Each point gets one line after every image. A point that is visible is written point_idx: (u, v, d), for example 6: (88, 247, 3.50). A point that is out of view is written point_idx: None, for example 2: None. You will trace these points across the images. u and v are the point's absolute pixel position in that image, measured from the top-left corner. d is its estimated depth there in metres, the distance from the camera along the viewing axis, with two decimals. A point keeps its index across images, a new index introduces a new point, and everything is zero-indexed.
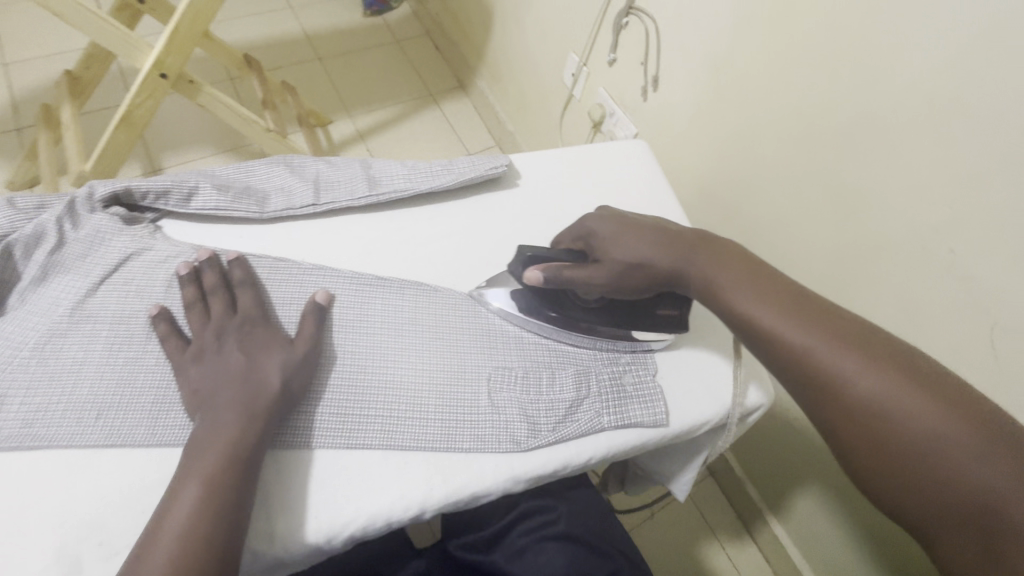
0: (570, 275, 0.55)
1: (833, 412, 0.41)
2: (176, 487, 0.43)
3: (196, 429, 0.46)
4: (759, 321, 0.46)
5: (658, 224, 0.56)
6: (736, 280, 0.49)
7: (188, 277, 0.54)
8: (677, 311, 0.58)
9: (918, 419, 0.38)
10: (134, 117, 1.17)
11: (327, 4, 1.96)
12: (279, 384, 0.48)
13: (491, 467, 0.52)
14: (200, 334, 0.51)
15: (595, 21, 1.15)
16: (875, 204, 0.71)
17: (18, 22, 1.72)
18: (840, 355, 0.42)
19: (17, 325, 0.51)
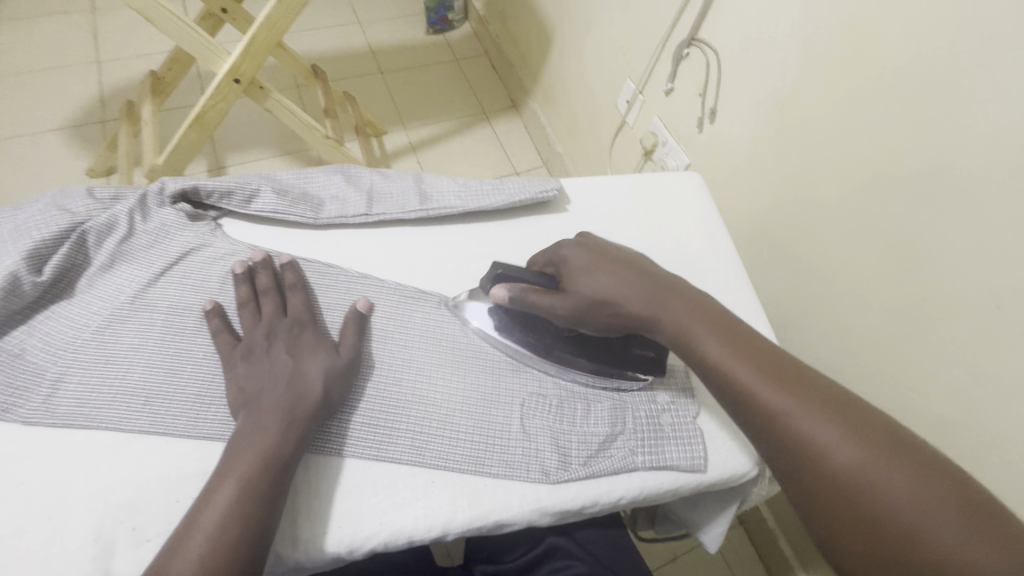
0: (536, 300, 0.53)
1: (816, 481, 0.40)
2: (213, 485, 0.43)
3: (240, 428, 0.47)
4: (736, 379, 0.45)
5: (630, 262, 0.54)
6: (709, 332, 0.48)
7: (242, 277, 0.55)
8: (654, 353, 0.57)
9: (899, 489, 0.38)
10: (207, 118, 1.24)
11: (393, 21, 2.04)
12: (320, 392, 0.49)
13: (517, 497, 0.50)
14: (250, 332, 0.53)
15: (655, 51, 1.15)
16: (946, 257, 0.67)
17: (116, 24, 1.87)
18: (821, 420, 0.41)
19: (82, 308, 0.54)
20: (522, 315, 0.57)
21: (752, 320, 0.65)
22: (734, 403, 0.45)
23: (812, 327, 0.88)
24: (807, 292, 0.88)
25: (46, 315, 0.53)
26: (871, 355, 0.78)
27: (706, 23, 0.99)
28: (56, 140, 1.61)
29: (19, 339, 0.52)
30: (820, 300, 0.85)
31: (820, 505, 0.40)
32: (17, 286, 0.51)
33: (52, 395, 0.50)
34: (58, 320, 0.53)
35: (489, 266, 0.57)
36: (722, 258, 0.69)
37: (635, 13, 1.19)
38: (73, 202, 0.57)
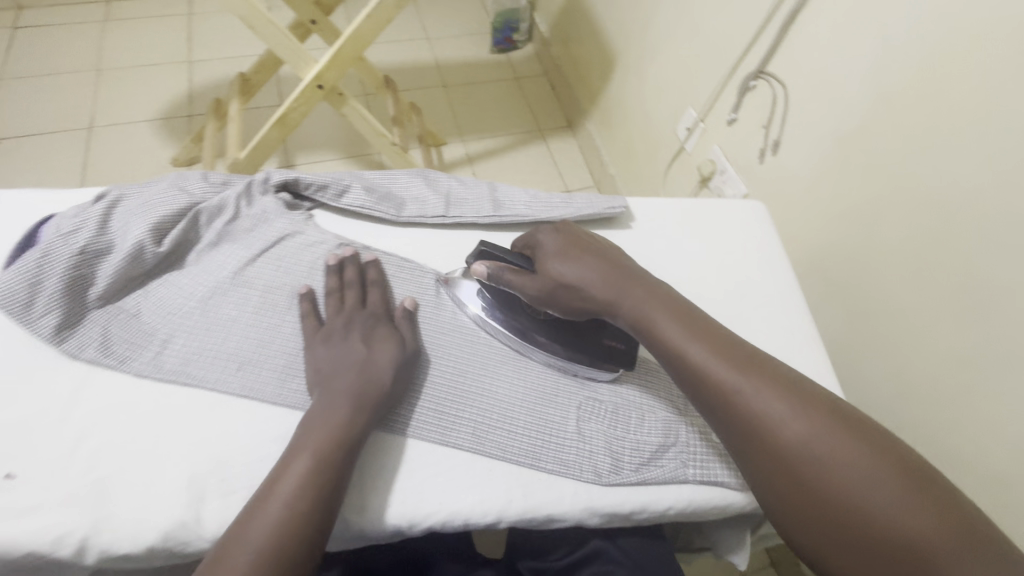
0: (510, 279, 0.58)
1: (768, 455, 0.47)
2: (290, 456, 0.48)
3: (314, 407, 0.51)
4: (696, 361, 0.51)
5: (594, 251, 0.59)
6: (669, 318, 0.54)
7: (333, 268, 0.60)
8: (622, 345, 0.59)
9: (835, 454, 0.45)
10: (289, 119, 1.34)
11: (460, 38, 2.13)
12: (389, 380, 0.53)
13: (570, 494, 0.53)
14: (332, 319, 0.57)
15: (721, 81, 1.17)
16: (1015, 305, 0.66)
17: (209, 28, 2.03)
18: (773, 404, 0.47)
19: (190, 279, 0.60)
20: (502, 295, 0.60)
21: (807, 348, 0.66)
22: (695, 388, 0.51)
23: (865, 367, 0.87)
24: (862, 331, 0.87)
25: (159, 282, 0.59)
26: (927, 400, 0.77)
27: (776, 57, 1.01)
28: (149, 131, 1.75)
29: (136, 302, 0.58)
30: (875, 339, 0.85)
31: (769, 476, 0.47)
32: (141, 254, 0.57)
33: (160, 352, 0.55)
34: (169, 287, 0.59)
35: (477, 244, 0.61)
36: (780, 286, 0.71)
37: (702, 44, 1.22)
38: (192, 184, 0.63)
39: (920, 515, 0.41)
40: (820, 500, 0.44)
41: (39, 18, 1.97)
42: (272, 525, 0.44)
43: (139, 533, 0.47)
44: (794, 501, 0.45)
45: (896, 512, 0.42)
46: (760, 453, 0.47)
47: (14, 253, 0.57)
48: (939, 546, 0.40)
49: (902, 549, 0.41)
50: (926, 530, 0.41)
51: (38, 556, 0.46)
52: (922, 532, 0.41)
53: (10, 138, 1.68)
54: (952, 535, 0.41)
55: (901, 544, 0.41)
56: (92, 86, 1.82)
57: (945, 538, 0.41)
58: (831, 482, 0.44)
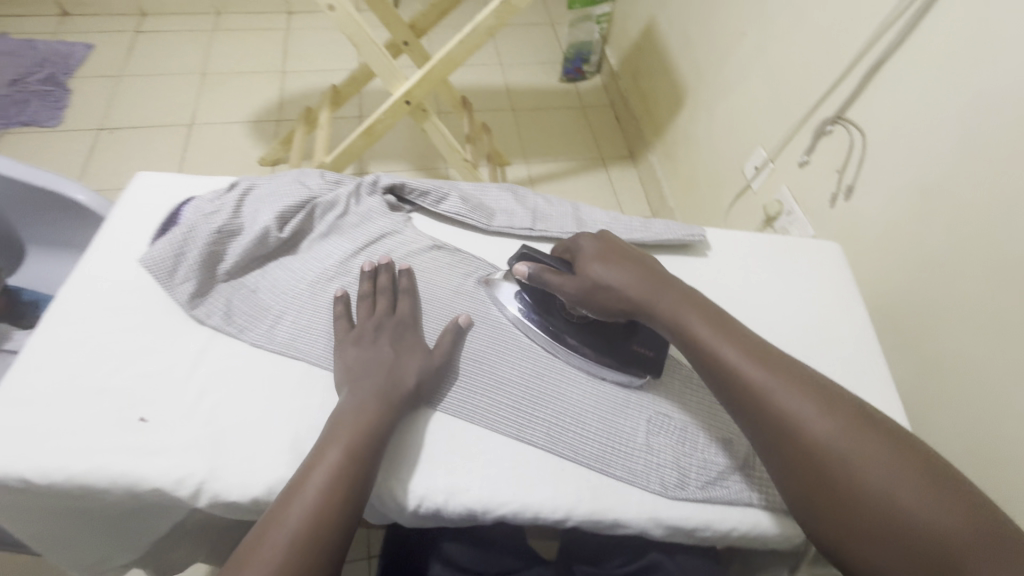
0: (549, 277, 0.61)
1: (799, 454, 0.49)
2: (321, 448, 0.51)
3: (342, 407, 0.54)
4: (728, 361, 0.53)
5: (631, 254, 0.62)
6: (702, 319, 0.56)
7: (368, 274, 0.64)
8: (652, 353, 0.62)
9: (862, 451, 0.47)
10: (375, 129, 1.44)
11: (531, 66, 2.23)
12: (413, 384, 0.56)
13: (636, 502, 0.55)
14: (363, 321, 0.61)
15: (795, 124, 1.19)
16: None
17: (302, 43, 2.21)
18: (802, 407, 0.50)
19: (302, 264, 0.66)
20: (541, 294, 0.63)
21: (880, 392, 0.66)
22: (725, 387, 0.53)
23: (936, 423, 0.85)
24: (932, 384, 0.85)
25: (276, 264, 0.66)
26: (999, 463, 0.74)
27: (855, 105, 1.03)
28: (242, 132, 1.91)
29: (255, 280, 0.65)
30: (945, 394, 0.83)
31: (802, 474, 0.49)
32: (266, 237, 0.65)
33: (273, 327, 0.62)
34: (284, 270, 0.66)
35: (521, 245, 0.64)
36: (854, 327, 0.71)
37: (777, 87, 1.24)
38: (312, 181, 0.71)
39: (946, 510, 0.44)
40: (848, 499, 0.46)
41: (158, 24, 2.19)
42: (314, 500, 0.48)
43: (246, 483, 0.52)
44: (823, 500, 0.48)
45: (923, 509, 0.44)
46: (790, 453, 0.49)
47: (159, 229, 0.66)
48: (965, 539, 0.43)
49: (932, 537, 0.43)
50: (953, 525, 0.43)
51: (160, 493, 0.52)
52: (948, 525, 0.43)
53: (123, 128, 1.87)
54: (977, 530, 0.43)
55: (929, 538, 0.43)
56: (197, 88, 2.01)
57: (971, 532, 0.43)
58: (859, 480, 0.46)
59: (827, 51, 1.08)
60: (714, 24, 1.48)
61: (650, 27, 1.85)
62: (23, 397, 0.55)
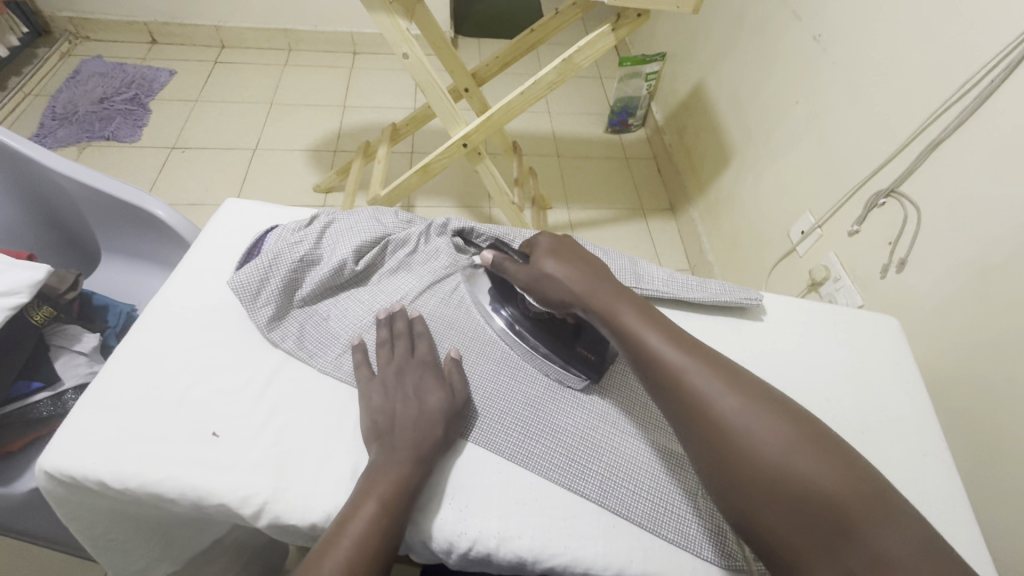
0: (506, 265, 0.67)
1: (709, 432, 0.50)
2: (357, 501, 0.51)
3: (373, 460, 0.54)
4: (648, 344, 0.55)
5: (575, 249, 0.66)
6: (630, 307, 0.59)
7: (384, 321, 0.65)
8: (595, 356, 0.66)
9: (764, 427, 0.48)
10: (431, 168, 1.50)
11: (579, 116, 2.32)
12: (441, 432, 0.56)
13: (689, 568, 0.54)
14: (384, 367, 0.61)
15: (846, 194, 1.20)
16: None
17: (364, 81, 2.35)
18: (713, 387, 0.51)
19: (371, 297, 0.70)
20: (502, 280, 0.70)
21: (942, 477, 0.64)
22: (644, 368, 0.55)
23: (993, 514, 0.81)
24: (989, 471, 0.82)
25: (347, 295, 0.70)
26: None
27: (910, 180, 1.04)
28: (302, 159, 2.02)
29: (327, 308, 0.68)
30: (1006, 485, 0.80)
31: (711, 450, 0.49)
32: (342, 269, 0.69)
33: (342, 354, 0.64)
34: (354, 301, 0.69)
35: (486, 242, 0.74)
36: (913, 406, 0.70)
37: (828, 156, 1.26)
38: (387, 219, 0.76)
39: (842, 482, 0.45)
40: (752, 476, 0.47)
41: (235, 56, 2.37)
42: (351, 549, 0.48)
43: (307, 508, 0.54)
44: (731, 478, 0.48)
45: (820, 484, 0.45)
46: (703, 432, 0.50)
47: (243, 254, 0.70)
48: (856, 511, 0.44)
49: (823, 507, 0.45)
50: (847, 496, 0.45)
51: (224, 508, 0.54)
52: (843, 496, 0.44)
53: (193, 148, 2.00)
54: (863, 498, 0.45)
55: (822, 507, 0.45)
56: (264, 116, 2.15)
57: (861, 504, 0.44)
58: (762, 457, 0.47)
59: (882, 126, 1.10)
60: (765, 90, 1.53)
61: (699, 87, 1.91)
62: (108, 402, 0.58)
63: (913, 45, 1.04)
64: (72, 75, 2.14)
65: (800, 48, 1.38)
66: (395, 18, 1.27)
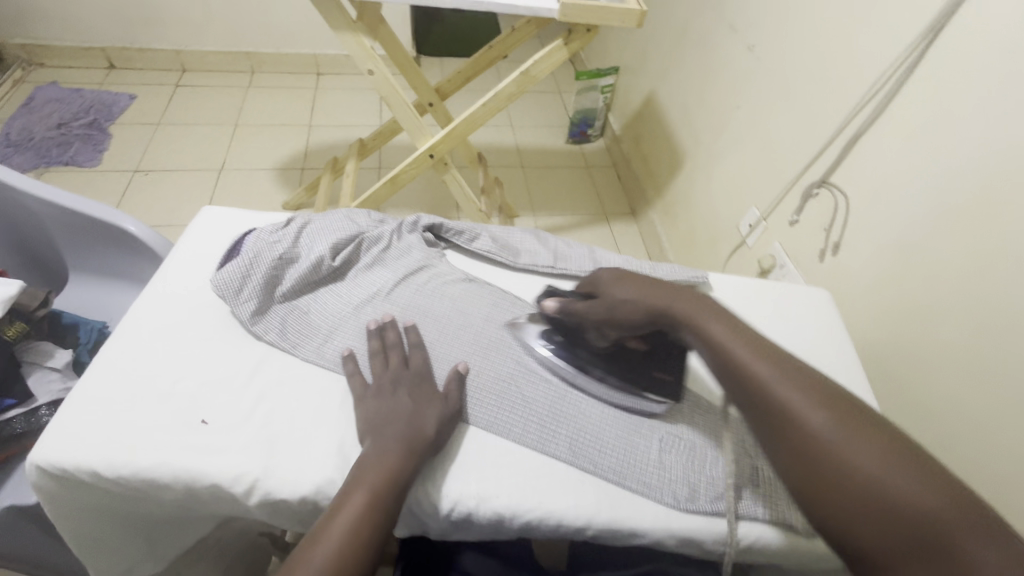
0: (573, 306, 0.69)
1: (792, 440, 0.51)
2: (346, 492, 0.53)
3: (365, 453, 0.57)
4: (733, 355, 0.57)
5: (645, 278, 0.67)
6: (716, 322, 0.60)
7: (374, 332, 0.67)
8: (671, 378, 0.68)
9: (850, 438, 0.48)
10: (400, 179, 1.55)
11: (540, 129, 2.42)
12: (432, 430, 0.60)
13: (652, 512, 0.60)
14: (379, 376, 0.64)
15: (784, 188, 1.31)
16: None
17: (329, 101, 2.39)
18: (804, 403, 0.52)
19: (348, 291, 0.74)
20: (567, 329, 0.70)
21: None
22: (731, 382, 0.57)
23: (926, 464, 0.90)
24: (921, 426, 0.92)
25: (326, 289, 0.74)
26: (998, 504, 0.79)
27: (838, 171, 1.15)
28: (269, 178, 2.04)
29: (308, 302, 0.72)
30: (936, 436, 0.89)
31: (794, 459, 0.50)
32: (320, 264, 0.73)
33: (324, 344, 0.69)
34: (333, 295, 0.74)
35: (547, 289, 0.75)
36: (845, 366, 0.78)
37: (768, 154, 1.38)
38: (360, 218, 0.81)
39: (938, 498, 0.44)
40: (837, 485, 0.47)
41: (196, 78, 2.37)
42: (340, 537, 0.50)
43: (297, 483, 0.57)
44: (816, 487, 0.48)
45: (913, 498, 0.44)
46: (787, 439, 0.51)
47: (225, 255, 0.74)
48: (954, 527, 0.42)
49: (915, 521, 0.43)
50: (943, 512, 0.43)
51: (218, 490, 0.57)
52: (937, 510, 0.43)
53: (157, 171, 1.99)
54: (966, 517, 0.43)
55: (916, 522, 0.43)
56: (229, 137, 2.16)
57: (963, 523, 0.42)
58: (848, 466, 0.47)
59: (811, 124, 1.22)
60: (710, 97, 1.65)
61: (651, 98, 2.04)
62: (96, 398, 0.60)
63: (832, 51, 1.16)
64: (26, 102, 2.11)
65: (738, 58, 1.51)
66: (360, 37, 1.33)
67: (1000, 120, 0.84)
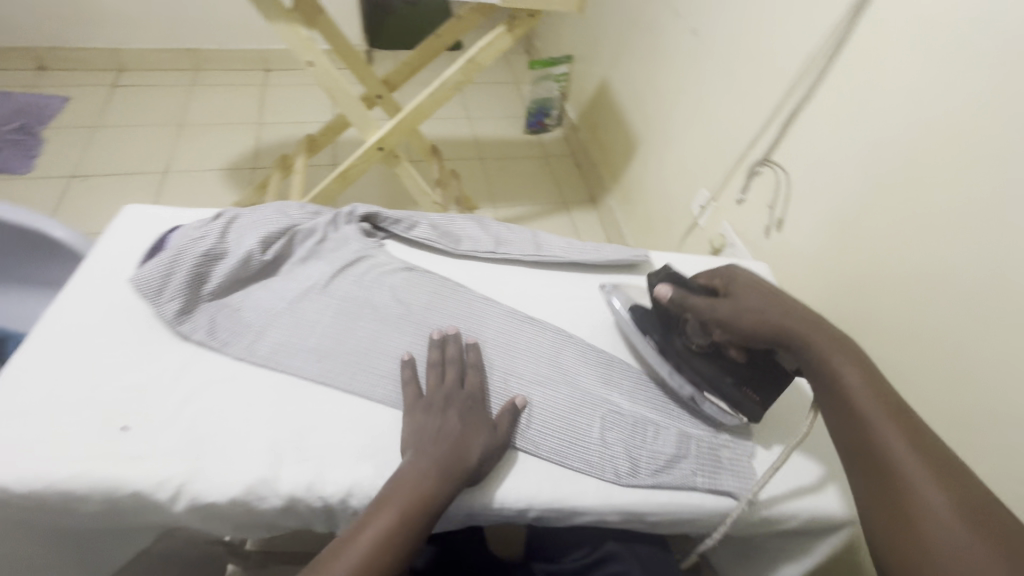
0: (692, 299, 0.66)
1: (876, 473, 0.50)
2: (376, 505, 0.52)
3: (404, 466, 0.55)
4: (840, 382, 0.56)
5: (779, 294, 0.64)
6: (834, 349, 0.58)
7: (436, 342, 0.67)
8: (758, 399, 0.65)
9: (935, 488, 0.47)
10: (350, 173, 1.52)
11: (498, 120, 2.40)
12: (475, 461, 0.57)
13: (593, 490, 0.60)
14: (433, 391, 0.62)
15: (730, 168, 1.34)
16: (994, 373, 0.72)
17: (279, 98, 2.32)
18: (921, 470, 0.48)
19: (283, 286, 0.72)
20: (665, 317, 0.70)
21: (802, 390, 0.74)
22: (845, 429, 0.54)
23: None
24: None
25: (257, 285, 0.71)
26: None
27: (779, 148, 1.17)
28: (217, 179, 1.97)
29: (238, 299, 0.70)
30: None
31: (875, 494, 0.49)
32: (249, 260, 0.70)
33: (255, 340, 0.66)
34: (265, 290, 0.71)
35: (660, 271, 0.73)
36: None
37: (714, 135, 1.40)
38: (293, 211, 0.78)
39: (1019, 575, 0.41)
40: (912, 530, 0.46)
41: (135, 78, 2.27)
42: (362, 552, 0.49)
43: (227, 484, 0.55)
44: (891, 528, 0.47)
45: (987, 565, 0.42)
46: (872, 472, 0.50)
47: (148, 253, 0.71)
48: None
49: None
50: None
51: (141, 498, 0.54)
52: None
53: (95, 175, 1.90)
54: None
55: None
56: (173, 138, 2.07)
57: None
58: (927, 516, 0.46)
59: (751, 104, 1.24)
60: (659, 81, 1.66)
61: (604, 85, 2.04)
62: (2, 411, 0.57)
63: (768, 30, 1.18)
64: None
65: (683, 41, 1.52)
66: (296, 26, 1.29)
67: (922, 90, 0.86)
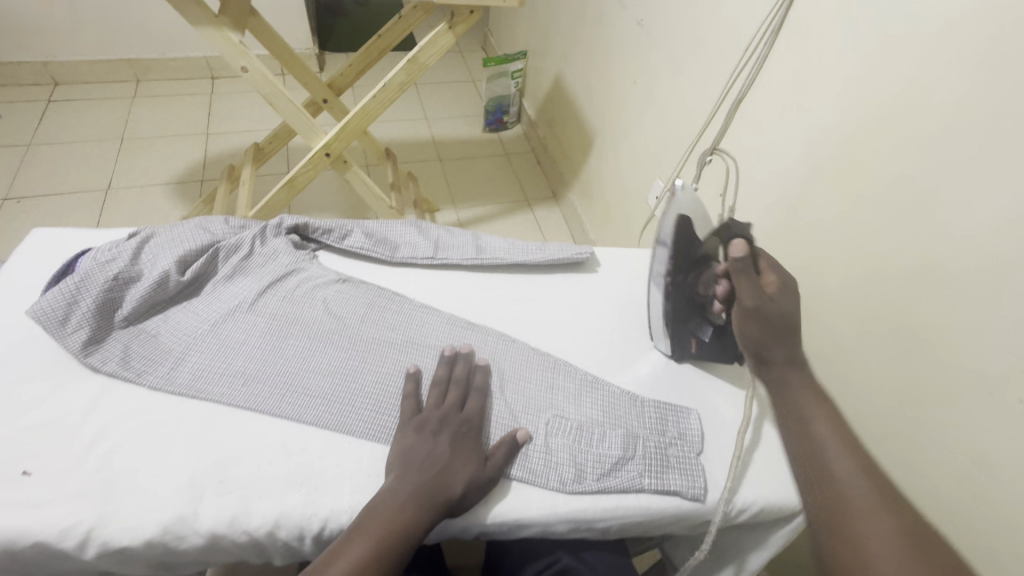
0: (743, 279, 0.62)
1: (829, 502, 0.51)
2: (346, 538, 0.50)
3: (382, 491, 0.54)
4: (802, 412, 0.57)
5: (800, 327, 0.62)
6: (802, 381, 0.59)
7: (447, 359, 0.65)
8: (692, 349, 0.72)
9: (881, 521, 0.48)
10: (297, 182, 1.46)
11: (456, 119, 2.36)
12: (460, 493, 0.55)
13: (537, 500, 0.58)
14: (430, 410, 0.60)
15: (681, 158, 1.33)
16: (926, 358, 0.69)
17: (227, 106, 2.23)
18: (872, 504, 0.50)
19: (206, 306, 0.68)
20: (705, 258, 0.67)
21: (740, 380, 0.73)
22: (802, 456, 0.55)
23: None
24: None
25: (178, 308, 0.67)
26: None
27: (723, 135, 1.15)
28: (163, 194, 1.88)
29: (156, 324, 0.66)
30: None
31: (824, 524, 0.51)
32: (165, 281, 0.66)
33: (175, 367, 0.62)
34: (185, 312, 0.67)
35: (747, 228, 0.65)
36: None
37: (665, 126, 1.39)
38: (216, 227, 0.74)
39: None
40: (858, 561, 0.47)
41: (72, 92, 2.16)
42: None
43: (139, 525, 0.51)
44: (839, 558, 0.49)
45: None
46: (826, 501, 0.51)
47: (54, 278, 0.66)
48: None
49: None
50: None
51: (43, 548, 0.50)
52: None
53: (31, 197, 1.80)
54: None
55: None
56: (114, 154, 1.97)
57: None
58: (872, 546, 0.47)
59: (697, 93, 1.24)
60: (610, 74, 1.65)
61: (559, 79, 2.02)
62: None
63: (707, 19, 1.18)
64: None
65: (629, 33, 1.52)
66: (225, 31, 1.23)
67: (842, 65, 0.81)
